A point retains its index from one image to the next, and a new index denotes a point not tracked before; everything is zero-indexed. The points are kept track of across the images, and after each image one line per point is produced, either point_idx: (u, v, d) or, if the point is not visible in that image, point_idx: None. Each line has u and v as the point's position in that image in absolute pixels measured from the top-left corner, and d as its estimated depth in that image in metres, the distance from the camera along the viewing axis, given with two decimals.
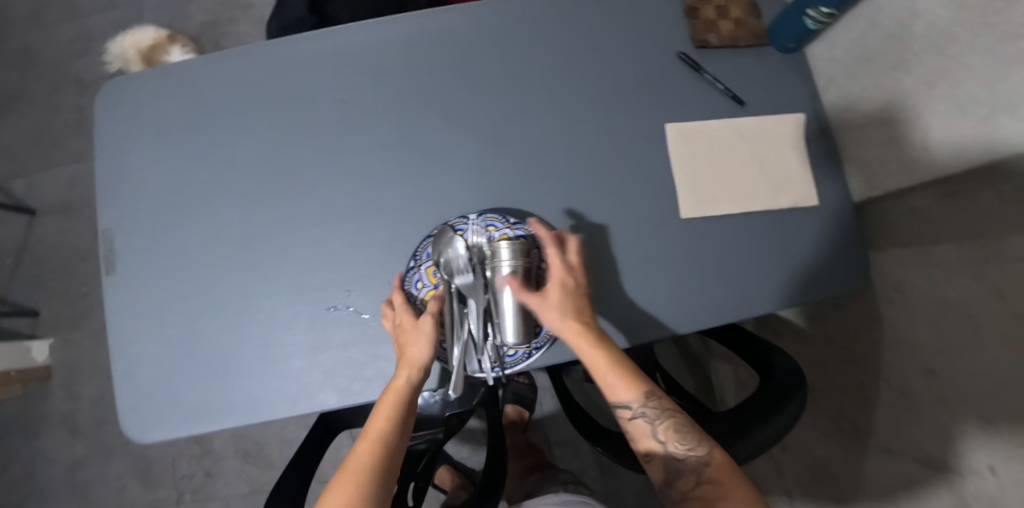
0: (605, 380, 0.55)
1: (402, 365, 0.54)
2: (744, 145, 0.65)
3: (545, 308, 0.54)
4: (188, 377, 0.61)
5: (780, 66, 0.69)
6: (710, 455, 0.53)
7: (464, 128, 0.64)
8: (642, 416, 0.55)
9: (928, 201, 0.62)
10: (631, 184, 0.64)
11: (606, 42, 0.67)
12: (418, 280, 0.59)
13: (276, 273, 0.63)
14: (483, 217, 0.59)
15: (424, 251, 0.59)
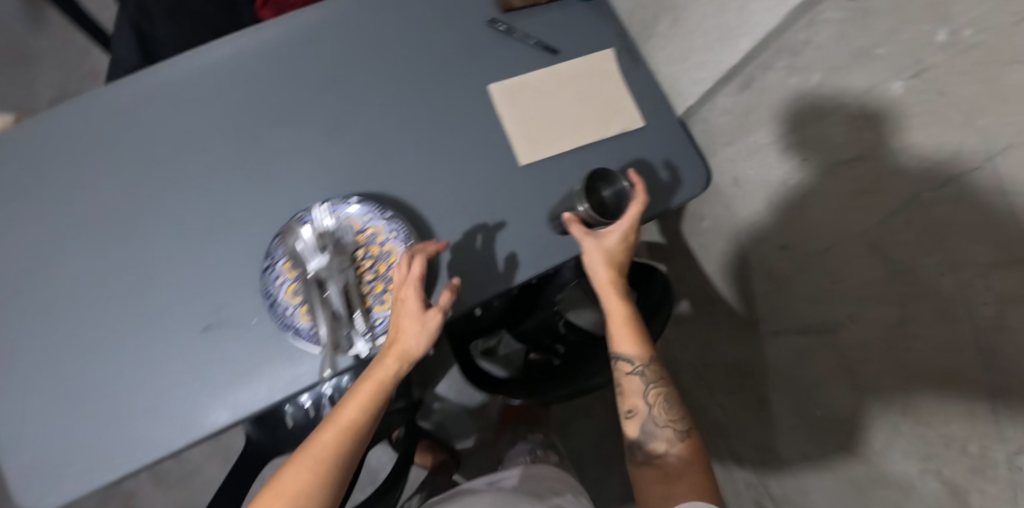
0: (625, 335, 0.60)
1: (392, 356, 0.53)
2: (564, 88, 0.71)
3: (596, 247, 0.60)
4: (71, 436, 0.59)
5: (583, 12, 0.75)
6: (684, 434, 0.60)
7: (301, 131, 0.67)
8: (639, 375, 0.61)
9: (732, 97, 0.69)
10: (469, 146, 0.68)
11: (419, 25, 0.72)
12: (276, 277, 0.58)
13: (143, 310, 0.62)
14: (326, 204, 0.61)
15: (276, 249, 0.60)
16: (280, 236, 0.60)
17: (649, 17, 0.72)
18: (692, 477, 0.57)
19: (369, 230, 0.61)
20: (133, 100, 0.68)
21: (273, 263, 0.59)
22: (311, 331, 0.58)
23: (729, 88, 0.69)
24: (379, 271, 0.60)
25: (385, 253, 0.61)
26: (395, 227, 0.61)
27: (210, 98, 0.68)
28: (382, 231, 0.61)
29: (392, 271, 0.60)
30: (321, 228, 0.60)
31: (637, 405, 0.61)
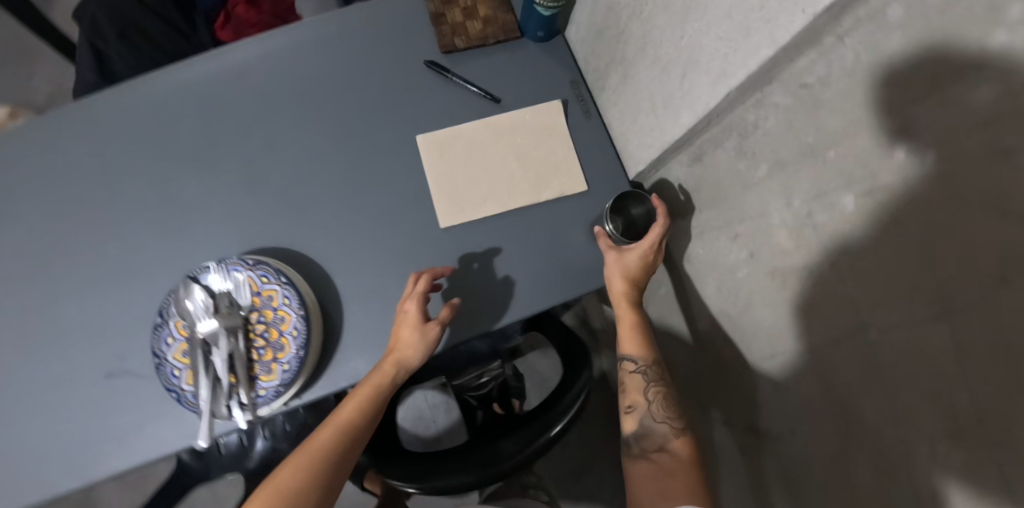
0: (625, 336, 0.60)
1: (389, 362, 0.55)
2: (500, 143, 0.64)
3: (616, 262, 0.59)
4: None
5: (535, 57, 0.68)
6: (682, 431, 0.56)
7: (219, 176, 0.64)
8: (641, 374, 0.59)
9: (683, 168, 0.60)
10: (388, 203, 0.63)
11: (353, 66, 0.67)
12: (167, 335, 0.57)
13: (43, 350, 0.62)
14: (223, 262, 0.58)
15: (170, 306, 0.58)
16: (174, 293, 0.58)
17: (603, 67, 0.64)
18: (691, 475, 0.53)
19: (264, 292, 0.58)
20: (60, 132, 0.67)
21: (166, 320, 0.57)
22: (193, 396, 0.55)
23: (681, 157, 0.60)
24: (269, 337, 0.57)
25: (279, 319, 0.57)
26: (290, 291, 0.57)
27: (135, 133, 0.66)
28: (278, 295, 0.58)
29: (283, 338, 0.57)
30: (218, 288, 0.58)
31: (637, 402, 0.58)
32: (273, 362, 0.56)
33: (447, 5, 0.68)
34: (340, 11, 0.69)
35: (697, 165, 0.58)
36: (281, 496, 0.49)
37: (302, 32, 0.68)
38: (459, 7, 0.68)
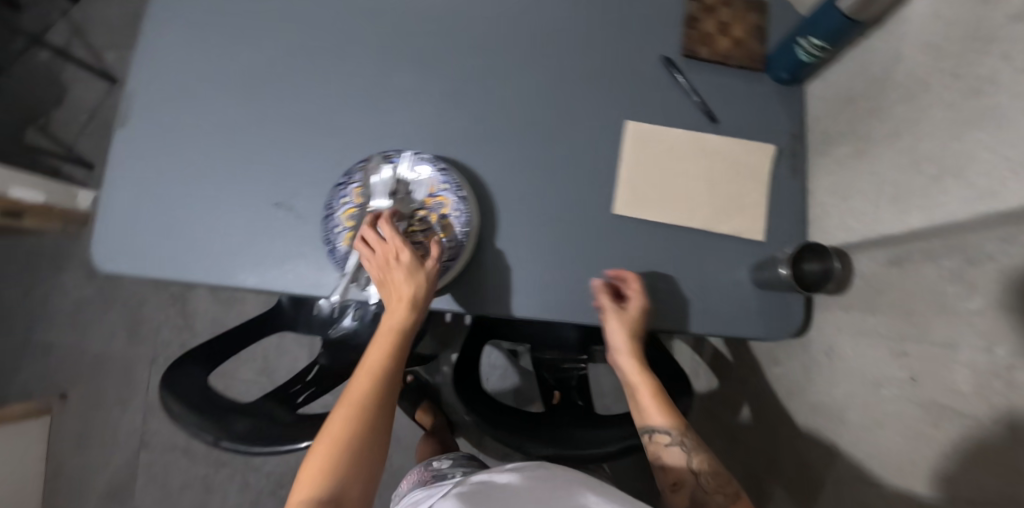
0: (652, 405, 0.61)
1: (402, 305, 0.56)
2: (700, 161, 0.64)
3: (620, 321, 0.60)
4: (150, 229, 0.72)
5: (768, 95, 0.67)
6: (737, 495, 0.56)
7: (440, 82, 0.69)
8: (677, 446, 0.59)
9: (874, 264, 0.57)
10: (573, 169, 0.65)
11: (598, 31, 0.69)
12: (344, 195, 0.62)
13: (242, 164, 0.72)
14: (415, 155, 0.63)
15: (356, 172, 0.63)
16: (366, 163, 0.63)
17: (835, 132, 0.63)
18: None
19: (439, 197, 0.62)
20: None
21: (348, 182, 0.62)
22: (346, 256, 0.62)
23: (877, 252, 0.56)
24: (426, 237, 0.61)
25: (440, 225, 0.62)
26: (461, 207, 0.61)
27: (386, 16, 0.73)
28: (449, 205, 0.62)
29: (436, 243, 0.61)
30: (402, 175, 0.63)
31: (682, 479, 0.58)
32: (420, 260, 0.61)
33: (705, 12, 0.68)
34: None
35: (893, 267, 0.54)
36: (342, 444, 0.53)
37: None
38: (716, 19, 0.68)
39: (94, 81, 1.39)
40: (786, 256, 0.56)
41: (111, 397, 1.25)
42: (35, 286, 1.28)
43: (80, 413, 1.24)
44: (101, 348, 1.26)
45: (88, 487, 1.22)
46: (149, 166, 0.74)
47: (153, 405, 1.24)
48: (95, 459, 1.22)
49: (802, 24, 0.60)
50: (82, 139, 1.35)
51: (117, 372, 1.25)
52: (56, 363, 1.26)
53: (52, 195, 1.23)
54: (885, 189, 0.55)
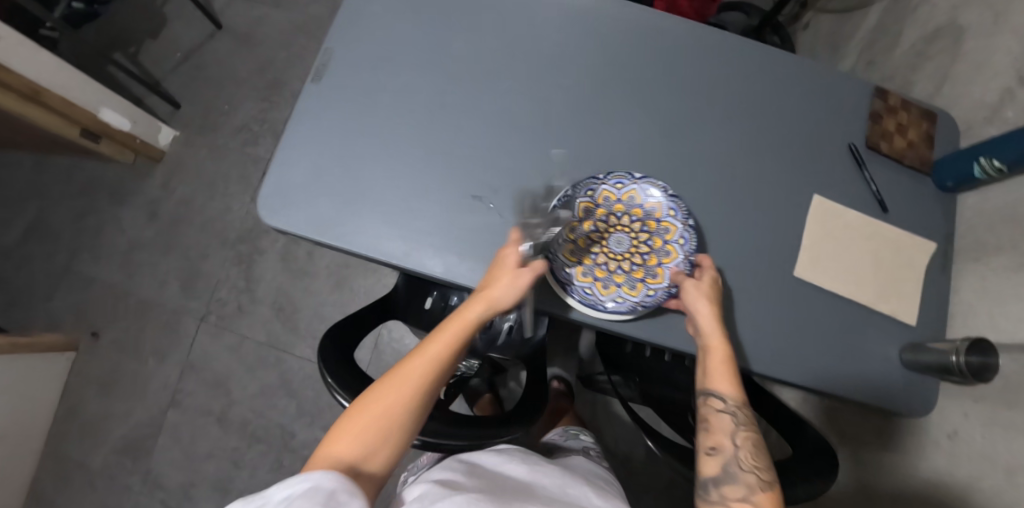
0: (714, 372, 0.60)
1: (485, 300, 0.56)
2: (872, 243, 0.71)
3: (697, 290, 0.61)
4: (328, 192, 0.66)
5: (930, 196, 0.74)
6: (770, 485, 0.55)
7: (644, 116, 0.72)
8: (728, 415, 0.59)
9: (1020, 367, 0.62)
10: (757, 227, 0.70)
11: (792, 109, 0.75)
12: (569, 208, 0.66)
13: (439, 145, 0.68)
14: (645, 181, 0.67)
15: (586, 187, 0.67)
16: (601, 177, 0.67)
17: (992, 243, 0.69)
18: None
19: (662, 223, 0.67)
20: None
21: (574, 196, 0.66)
22: (565, 265, 0.64)
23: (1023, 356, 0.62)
24: (646, 260, 0.66)
25: (663, 251, 0.66)
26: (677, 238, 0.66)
27: (600, 38, 0.74)
28: (670, 226, 0.66)
29: (658, 268, 0.65)
30: (625, 198, 0.68)
31: (721, 445, 0.59)
32: (635, 284, 0.64)
33: (888, 113, 0.76)
34: (806, 60, 0.77)
35: None
36: (397, 406, 0.55)
37: (769, 55, 0.76)
38: (896, 121, 0.76)
39: (198, 19, 1.34)
40: (962, 346, 0.62)
41: (148, 346, 1.18)
42: (87, 216, 1.23)
43: (112, 356, 1.17)
44: (149, 293, 1.20)
45: (106, 435, 1.14)
46: (336, 123, 0.69)
47: (193, 364, 1.17)
48: (120, 407, 1.15)
49: (990, 146, 0.67)
50: (173, 75, 1.30)
51: (161, 322, 1.19)
52: (98, 299, 1.20)
53: (137, 127, 1.18)
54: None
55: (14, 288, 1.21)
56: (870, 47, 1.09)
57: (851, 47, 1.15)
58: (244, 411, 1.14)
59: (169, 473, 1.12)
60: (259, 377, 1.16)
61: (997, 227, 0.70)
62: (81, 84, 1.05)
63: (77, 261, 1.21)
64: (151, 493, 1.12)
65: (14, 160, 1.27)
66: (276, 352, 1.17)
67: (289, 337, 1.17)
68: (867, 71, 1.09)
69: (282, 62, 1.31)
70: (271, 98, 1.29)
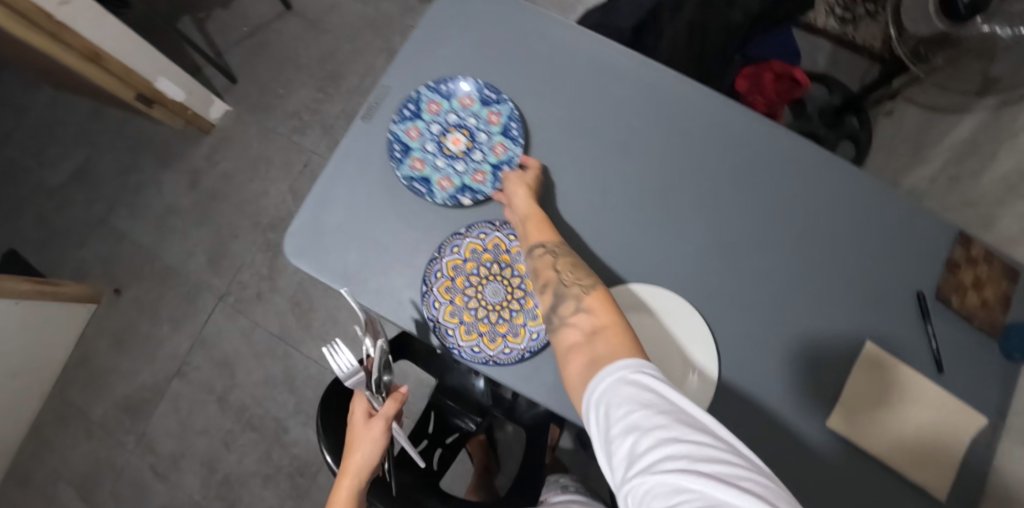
0: (530, 224, 0.60)
1: (345, 475, 0.54)
2: (919, 407, 0.65)
3: (518, 188, 0.62)
4: (359, 242, 0.65)
5: (993, 364, 0.68)
6: (594, 287, 0.54)
7: (702, 217, 0.67)
8: (552, 253, 0.57)
9: None
10: (800, 363, 0.65)
11: (864, 245, 0.69)
12: (438, 270, 0.62)
13: (481, 211, 0.65)
14: (505, 226, 0.63)
15: (451, 244, 0.63)
16: (515, 112, 0.67)
17: None
18: (614, 327, 0.49)
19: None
20: (628, 68, 0.70)
21: (439, 256, 0.62)
22: (455, 344, 0.60)
23: None
24: (523, 304, 0.62)
25: None
26: (520, 150, 0.66)
27: (671, 123, 0.69)
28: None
29: (536, 310, 0.61)
30: (490, 247, 0.63)
31: (548, 279, 0.56)
32: (524, 325, 0.61)
33: (968, 263, 0.70)
34: (891, 190, 0.71)
35: None
36: None
37: (850, 178, 0.70)
38: (974, 274, 0.70)
39: None
40: None
41: (165, 313, 1.20)
42: (131, 172, 1.26)
43: (130, 315, 1.20)
44: (175, 260, 1.21)
45: (111, 389, 1.18)
46: (381, 169, 0.67)
47: (204, 339, 1.18)
48: (129, 366, 1.18)
49: None
50: (237, 48, 1.30)
51: (181, 291, 1.20)
52: (126, 256, 1.22)
53: (190, 98, 1.18)
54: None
55: (51, 228, 1.24)
56: (955, 161, 1.00)
57: (934, 155, 1.06)
58: (244, 397, 1.16)
59: (163, 440, 1.15)
60: (264, 366, 1.16)
61: None
62: (145, 54, 1.05)
63: (114, 215, 1.24)
64: (144, 455, 1.15)
65: (73, 103, 1.30)
66: (284, 345, 1.17)
67: (299, 333, 1.17)
68: (947, 187, 1.00)
69: (343, 54, 1.29)
70: (326, 89, 1.27)
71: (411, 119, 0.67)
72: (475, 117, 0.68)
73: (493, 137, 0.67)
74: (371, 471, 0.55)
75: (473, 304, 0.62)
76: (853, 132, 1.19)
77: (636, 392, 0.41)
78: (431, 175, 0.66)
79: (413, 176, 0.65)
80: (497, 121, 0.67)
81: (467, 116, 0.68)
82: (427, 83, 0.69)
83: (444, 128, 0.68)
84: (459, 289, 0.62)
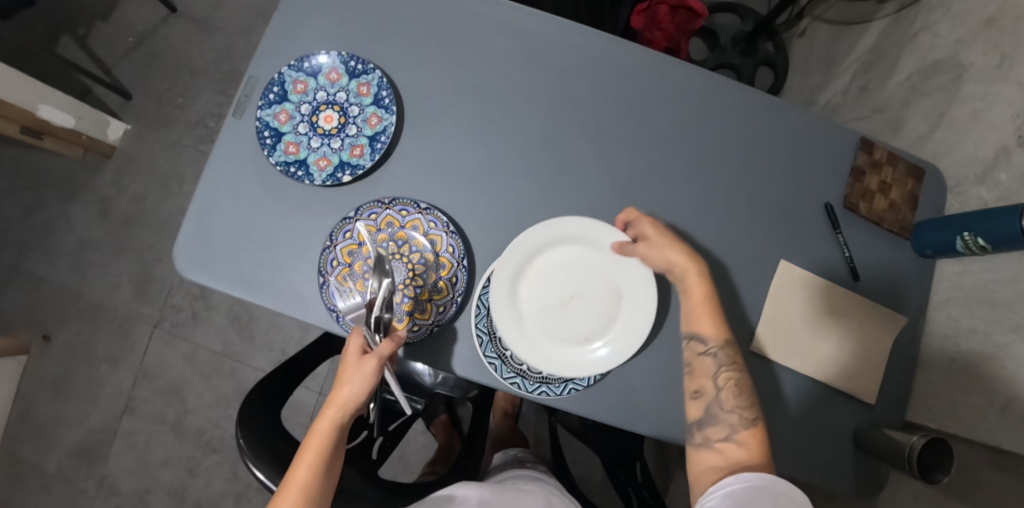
0: (694, 313, 0.57)
1: (331, 404, 0.52)
2: (838, 317, 0.66)
3: (660, 247, 0.58)
4: (249, 243, 0.62)
5: (904, 263, 0.69)
6: (752, 421, 0.54)
7: (603, 162, 0.65)
8: (711, 357, 0.56)
9: (973, 456, 0.58)
10: (719, 292, 0.65)
11: (767, 165, 0.68)
12: (333, 258, 0.59)
13: (371, 192, 0.62)
14: (395, 201, 0.60)
15: (342, 230, 0.60)
16: (384, 79, 0.63)
17: (965, 321, 0.65)
18: (761, 470, 0.51)
19: (426, 231, 0.60)
20: (505, 18, 0.66)
21: (331, 245, 0.59)
22: None
23: (982, 446, 0.58)
24: (426, 279, 0.59)
25: (437, 264, 0.60)
26: (395, 118, 0.62)
27: (558, 69, 0.66)
28: (423, 226, 0.60)
29: (440, 283, 0.59)
30: (384, 226, 0.60)
31: (703, 388, 0.56)
32: (430, 300, 0.59)
33: (871, 169, 0.70)
34: (788, 106, 0.70)
35: (998, 472, 0.55)
36: None
37: (746, 99, 0.69)
38: (879, 178, 0.70)
39: (152, 2, 1.25)
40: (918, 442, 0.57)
41: (101, 350, 1.15)
42: (36, 211, 1.18)
43: (63, 359, 1.15)
44: (101, 295, 1.16)
45: (59, 439, 1.13)
46: (260, 164, 0.63)
47: (147, 371, 1.14)
48: (72, 412, 1.13)
49: (972, 220, 0.61)
50: (124, 62, 1.22)
51: (114, 326, 1.15)
52: (48, 300, 1.16)
53: (82, 122, 1.11)
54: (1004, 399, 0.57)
55: None
56: (864, 70, 0.99)
57: (845, 67, 1.06)
58: (199, 421, 1.13)
59: (124, 478, 1.12)
60: (214, 386, 1.14)
61: (975, 308, 0.64)
62: (16, 81, 0.98)
63: (27, 259, 1.17)
64: (106, 498, 1.11)
65: None
66: (230, 361, 1.14)
67: (244, 347, 1.15)
68: (858, 97, 0.99)
69: (240, 52, 1.23)
70: (228, 91, 1.21)
71: (278, 102, 0.63)
72: (345, 90, 0.64)
73: (366, 109, 0.63)
74: (356, 406, 0.53)
75: None
76: (768, 57, 1.20)
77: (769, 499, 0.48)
78: (306, 156, 0.62)
79: (288, 161, 0.62)
80: (367, 92, 0.63)
81: (337, 91, 0.64)
82: (290, 63, 0.65)
83: (316, 106, 0.64)
84: (358, 274, 0.59)
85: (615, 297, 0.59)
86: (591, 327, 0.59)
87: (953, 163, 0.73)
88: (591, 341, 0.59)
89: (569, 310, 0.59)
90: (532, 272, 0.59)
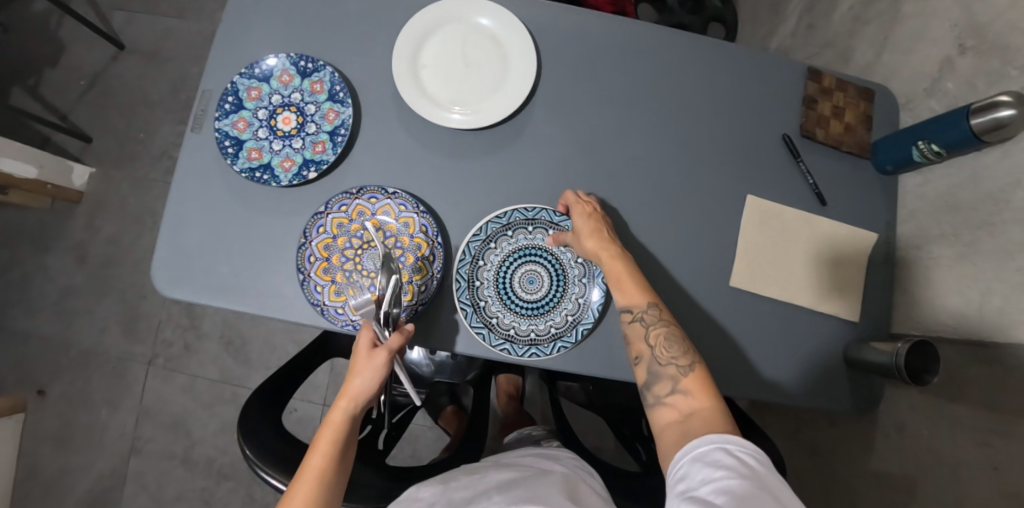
0: (620, 284, 0.56)
1: (344, 395, 0.52)
2: (808, 242, 0.67)
3: (583, 239, 0.57)
4: (225, 252, 0.62)
5: (869, 182, 0.71)
6: (691, 367, 0.51)
7: (563, 125, 0.66)
8: (640, 322, 0.54)
9: (960, 356, 0.60)
10: (693, 235, 0.66)
11: (723, 106, 0.70)
12: (310, 254, 0.59)
13: (339, 185, 0.63)
14: (363, 190, 0.61)
15: (315, 226, 0.60)
16: (336, 74, 0.64)
17: (931, 228, 0.67)
18: (711, 414, 0.47)
19: (397, 215, 0.61)
20: None
21: (306, 241, 0.60)
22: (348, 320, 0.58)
23: (965, 345, 0.60)
24: (404, 261, 0.60)
25: (413, 245, 0.60)
26: (352, 109, 0.62)
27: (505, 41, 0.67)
28: (394, 210, 0.61)
29: (418, 262, 0.60)
30: (355, 216, 0.60)
31: (641, 352, 0.54)
32: (410, 280, 0.59)
33: (823, 95, 0.71)
34: (734, 47, 0.71)
35: (984, 366, 0.57)
36: None
37: (692, 45, 0.70)
38: (831, 103, 0.72)
39: (99, 42, 1.24)
40: (902, 349, 0.59)
41: (98, 396, 1.14)
42: (12, 267, 1.17)
43: (62, 411, 1.13)
44: (90, 341, 1.15)
45: (68, 489, 1.11)
46: (225, 174, 0.64)
47: (148, 409, 1.14)
48: (78, 461, 1.12)
49: (924, 129, 0.62)
50: (78, 105, 1.21)
51: (107, 369, 1.14)
52: (37, 353, 1.15)
53: (44, 171, 1.10)
54: (979, 297, 0.59)
55: None
56: (808, 8, 1.01)
57: (790, 9, 1.07)
58: (208, 450, 1.12)
59: None
60: (217, 414, 1.13)
61: (939, 215, 0.66)
62: None
63: (9, 316, 1.16)
64: None
65: None
66: (230, 386, 1.14)
67: (242, 371, 1.14)
68: (807, 35, 1.01)
69: (195, 80, 1.23)
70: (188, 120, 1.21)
71: (235, 111, 0.64)
72: (299, 91, 0.64)
73: (322, 105, 0.63)
74: (369, 397, 0.53)
75: (354, 275, 0.60)
76: (716, 13, 1.20)
77: (734, 463, 0.41)
78: (270, 160, 0.62)
79: (252, 166, 0.62)
80: (321, 89, 0.64)
81: (291, 93, 0.64)
82: (240, 72, 0.65)
83: (272, 110, 0.64)
84: (338, 265, 0.60)
85: (499, 75, 0.65)
86: (464, 93, 0.64)
87: (901, 81, 0.75)
88: (459, 97, 0.64)
89: (455, 69, 0.65)
90: (508, 239, 0.60)
